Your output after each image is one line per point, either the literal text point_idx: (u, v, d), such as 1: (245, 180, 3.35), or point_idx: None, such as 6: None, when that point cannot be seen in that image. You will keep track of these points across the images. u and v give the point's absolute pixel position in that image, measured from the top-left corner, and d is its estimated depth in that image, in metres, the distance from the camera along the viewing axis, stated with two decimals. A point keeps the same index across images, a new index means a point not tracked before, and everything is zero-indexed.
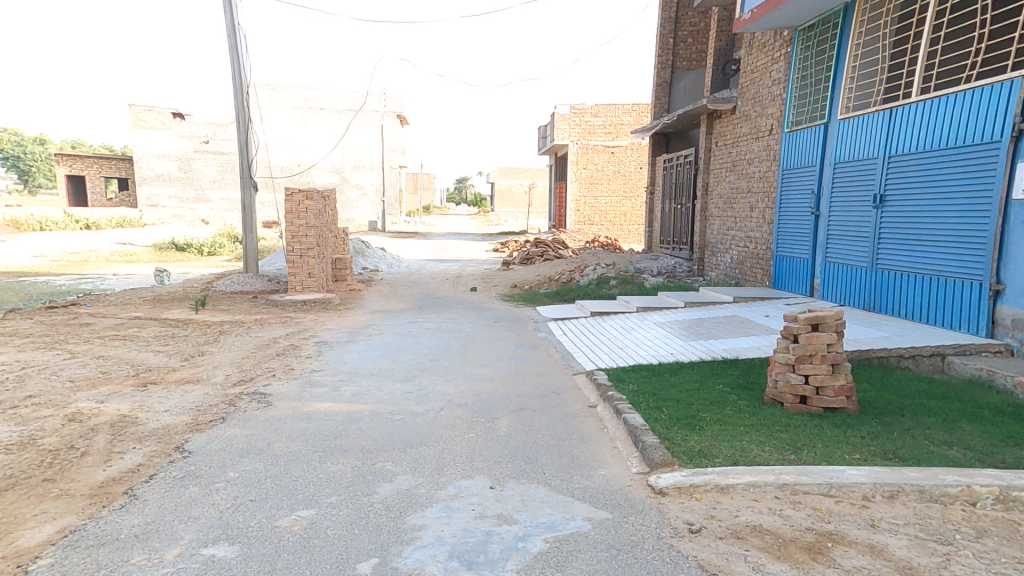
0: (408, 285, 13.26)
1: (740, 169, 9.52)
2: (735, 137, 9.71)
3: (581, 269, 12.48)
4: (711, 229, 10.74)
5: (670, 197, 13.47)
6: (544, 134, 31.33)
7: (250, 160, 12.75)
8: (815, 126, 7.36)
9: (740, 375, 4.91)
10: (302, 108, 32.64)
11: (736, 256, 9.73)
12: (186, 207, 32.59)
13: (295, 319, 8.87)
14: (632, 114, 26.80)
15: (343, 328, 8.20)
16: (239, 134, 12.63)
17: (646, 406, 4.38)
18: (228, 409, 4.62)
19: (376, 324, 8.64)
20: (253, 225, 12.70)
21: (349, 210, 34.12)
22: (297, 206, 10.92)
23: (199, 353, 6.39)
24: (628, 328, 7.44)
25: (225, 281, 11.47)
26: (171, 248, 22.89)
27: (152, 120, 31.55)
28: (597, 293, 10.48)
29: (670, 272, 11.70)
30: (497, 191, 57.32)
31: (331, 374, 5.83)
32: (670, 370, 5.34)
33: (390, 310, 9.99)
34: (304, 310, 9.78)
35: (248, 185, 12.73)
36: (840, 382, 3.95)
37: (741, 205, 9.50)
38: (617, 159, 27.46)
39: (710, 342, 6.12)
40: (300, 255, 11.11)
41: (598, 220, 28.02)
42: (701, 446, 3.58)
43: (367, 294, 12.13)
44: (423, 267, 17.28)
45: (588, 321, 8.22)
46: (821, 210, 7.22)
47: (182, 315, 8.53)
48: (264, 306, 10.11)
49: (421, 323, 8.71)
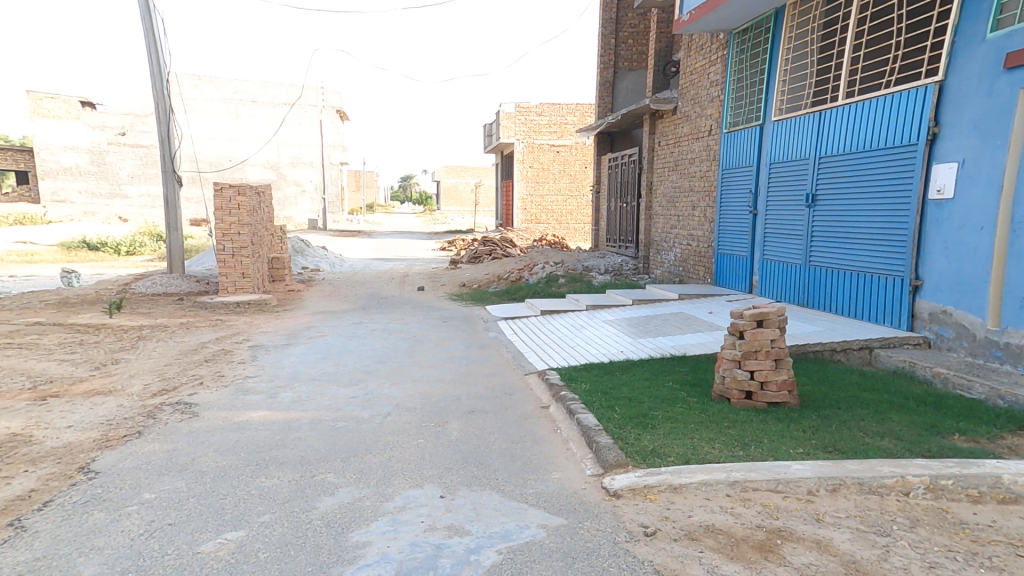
0: (352, 285, 12.77)
1: (682, 169, 9.78)
2: (677, 138, 9.97)
3: (530, 268, 12.45)
4: (656, 228, 10.98)
5: (616, 196, 13.70)
6: (489, 132, 31.25)
7: (174, 152, 11.84)
8: (751, 127, 7.63)
9: (688, 372, 4.98)
10: (234, 98, 30.84)
11: (680, 254, 10.00)
12: (99, 203, 30.01)
13: (227, 321, 8.28)
14: (576, 114, 27.17)
15: (280, 331, 7.73)
16: (159, 123, 11.68)
17: (599, 406, 4.36)
18: (146, 422, 4.18)
19: (317, 326, 8.21)
20: (178, 223, 11.83)
21: (288, 207, 32.64)
22: (227, 201, 10.23)
23: (113, 361, 5.80)
24: (578, 327, 7.45)
25: (146, 282, 10.58)
26: (81, 248, 20.97)
27: (57, 108, 28.80)
28: (546, 291, 10.48)
29: (618, 269, 11.88)
30: (444, 190, 56.66)
31: (266, 379, 5.44)
32: (620, 368, 5.35)
33: (332, 311, 9.55)
34: (237, 312, 9.17)
35: (172, 179, 11.81)
36: (783, 377, 4.05)
37: (684, 204, 9.77)
38: (562, 158, 27.75)
39: (658, 340, 6.19)
40: (232, 254, 10.41)
41: (544, 218, 28.23)
42: (653, 446, 3.57)
43: (307, 295, 11.56)
44: (368, 266, 16.73)
45: (538, 319, 8.18)
46: (758, 209, 7.49)
47: (93, 319, 7.75)
48: (192, 308, 9.39)
49: (366, 324, 8.35)
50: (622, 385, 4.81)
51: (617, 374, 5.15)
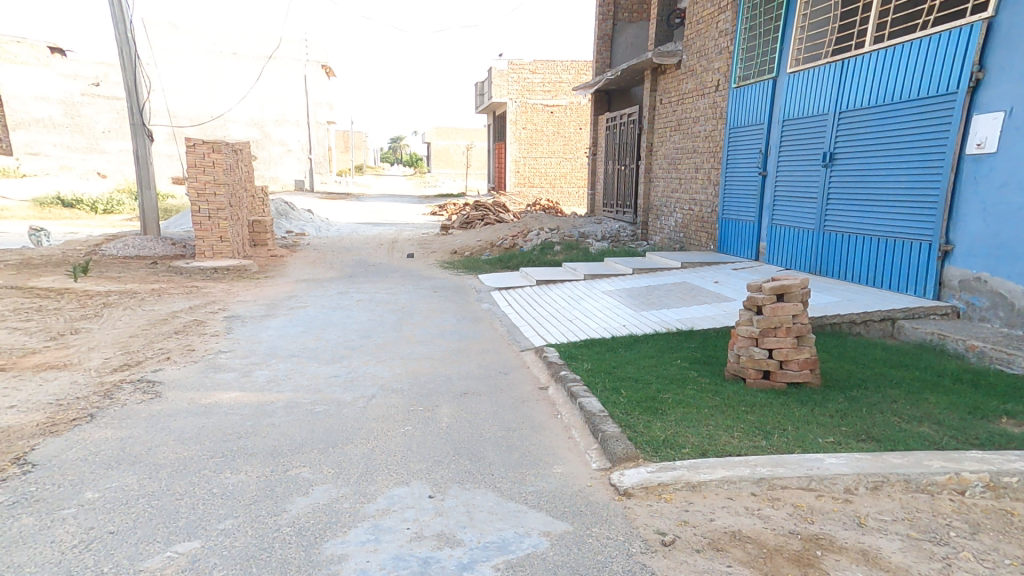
0: (338, 251, 12.23)
1: (686, 129, 9.21)
2: (680, 95, 9.35)
3: (524, 234, 11.96)
4: (656, 192, 10.49)
5: (613, 158, 13.10)
6: (481, 90, 30.06)
7: (142, 104, 11.02)
8: (763, 81, 7.06)
9: (697, 348, 4.61)
10: (212, 50, 29.22)
11: (681, 220, 9.55)
12: (76, 157, 28.70)
13: (202, 289, 7.77)
14: (572, 72, 26.09)
15: (259, 300, 7.26)
16: (124, 71, 10.81)
17: (603, 388, 3.99)
18: (101, 402, 3.75)
19: (299, 295, 7.74)
20: (150, 181, 11.15)
21: (272, 167, 31.46)
22: (201, 159, 9.56)
23: (72, 331, 5.32)
24: (576, 298, 7.04)
25: (117, 245, 9.98)
26: (55, 204, 19.93)
27: (23, 53, 26.81)
28: (541, 259, 10.05)
29: (615, 236, 11.43)
30: (434, 152, 55.16)
31: (241, 355, 5.01)
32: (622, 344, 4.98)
33: (316, 279, 9.06)
34: (215, 278, 8.66)
35: (141, 132, 11.03)
36: (805, 355, 3.61)
37: (686, 166, 9.26)
38: (557, 119, 26.80)
39: (663, 312, 5.80)
40: (208, 216, 9.80)
41: (537, 182, 27.45)
42: (665, 433, 3.20)
43: (290, 260, 11.03)
44: (355, 230, 16.13)
45: (533, 290, 7.78)
46: (768, 171, 7.01)
47: (56, 284, 7.20)
48: (166, 273, 8.84)
49: (352, 293, 7.89)
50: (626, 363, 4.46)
51: (620, 352, 4.78)
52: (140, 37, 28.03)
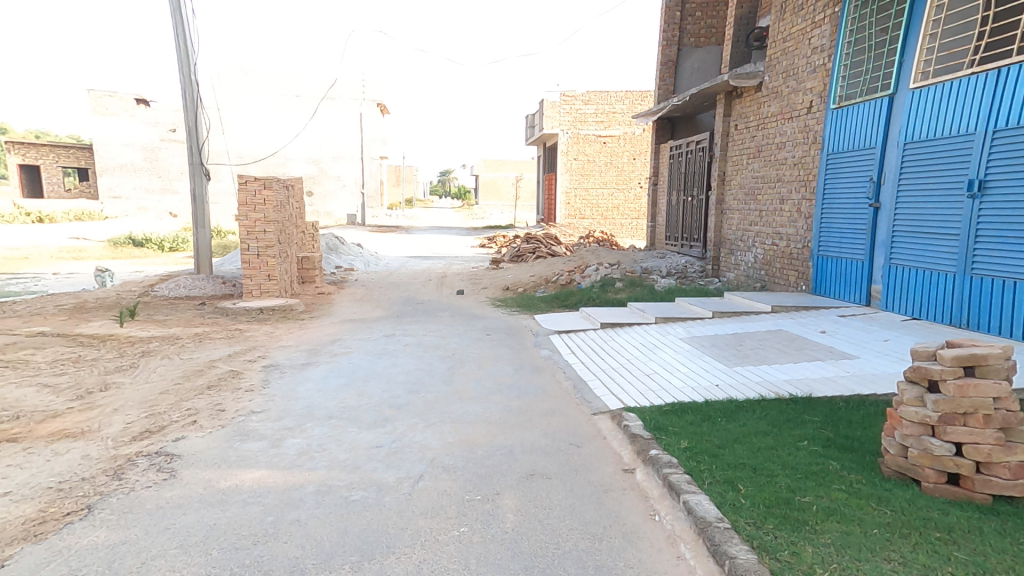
0: (387, 287, 11.91)
1: (767, 156, 8.34)
2: (760, 119, 8.51)
3: (581, 269, 11.20)
4: (731, 225, 9.68)
5: (677, 188, 12.27)
6: (532, 123, 30.03)
7: (201, 144, 11.17)
8: (875, 98, 6.10)
9: (824, 424, 3.56)
10: (275, 94, 31.07)
11: (762, 255, 8.57)
12: (154, 198, 30.44)
13: (246, 334, 7.44)
14: (626, 102, 25.55)
15: (301, 347, 6.81)
16: (186, 112, 11.01)
17: (714, 480, 3.02)
18: (106, 487, 3.20)
19: (344, 339, 7.26)
20: (205, 220, 11.20)
21: (328, 202, 32.42)
22: (253, 197, 9.50)
23: (102, 388, 4.94)
24: (650, 347, 6.11)
25: (170, 284, 9.99)
26: (127, 244, 20.99)
27: (114, 106, 29.40)
28: (602, 298, 9.26)
29: (681, 273, 10.53)
30: (483, 184, 55.77)
31: (274, 417, 4.43)
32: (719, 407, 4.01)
33: (364, 319, 8.63)
34: (260, 320, 8.38)
35: (198, 172, 11.15)
36: (1021, 459, 2.54)
37: (768, 196, 8.32)
38: (609, 149, 26.19)
39: (765, 369, 4.78)
40: (257, 254, 9.65)
41: (589, 213, 26.77)
42: (825, 569, 2.21)
43: (338, 298, 10.74)
44: (404, 265, 15.92)
45: (599, 335, 6.90)
46: (883, 201, 5.99)
47: (102, 329, 7.03)
48: (212, 315, 8.64)
49: (399, 337, 7.33)
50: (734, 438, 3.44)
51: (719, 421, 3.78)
52: (207, 90, 30.36)
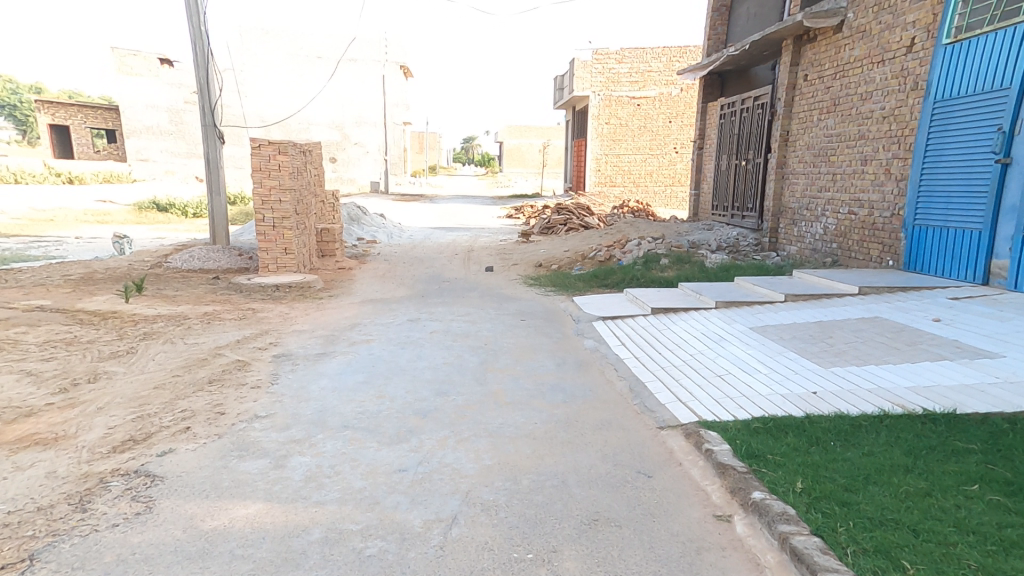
0: (410, 261, 11.22)
1: (846, 110, 7.18)
2: (840, 66, 7.34)
3: (621, 243, 10.27)
4: (794, 192, 8.60)
5: (727, 151, 11.11)
6: (561, 85, 28.47)
7: (213, 104, 10.43)
8: (1010, 25, 4.95)
9: (992, 457, 2.62)
10: (297, 55, 30.14)
11: (834, 226, 7.48)
12: (178, 162, 30.30)
13: (258, 315, 6.85)
14: (663, 59, 23.82)
15: (317, 332, 6.19)
16: (196, 68, 10.24)
17: (862, 548, 2.12)
18: (64, 523, 2.56)
19: (364, 324, 6.61)
20: (221, 187, 10.57)
21: (350, 169, 31.76)
22: (266, 162, 8.82)
23: (90, 379, 4.35)
24: (713, 338, 5.18)
25: (184, 255, 9.45)
26: (151, 209, 20.66)
27: (138, 66, 28.78)
28: (646, 276, 8.39)
29: (733, 247, 9.48)
30: (508, 151, 54.21)
31: (280, 426, 3.77)
32: (827, 418, 3.11)
33: (386, 300, 7.99)
34: (276, 298, 7.79)
35: (212, 134, 10.44)
36: None
37: (845, 158, 7.23)
38: (643, 112, 24.60)
39: (872, 369, 3.79)
40: (272, 224, 9.04)
41: (620, 180, 25.44)
42: None
43: (359, 273, 10.11)
44: (428, 236, 15.21)
45: (650, 323, 6.03)
46: (1015, 157, 4.91)
47: (105, 304, 6.50)
48: (225, 291, 8.07)
49: (424, 323, 6.63)
50: (869, 474, 2.56)
51: (836, 441, 2.91)
52: (223, 48, 29.46)
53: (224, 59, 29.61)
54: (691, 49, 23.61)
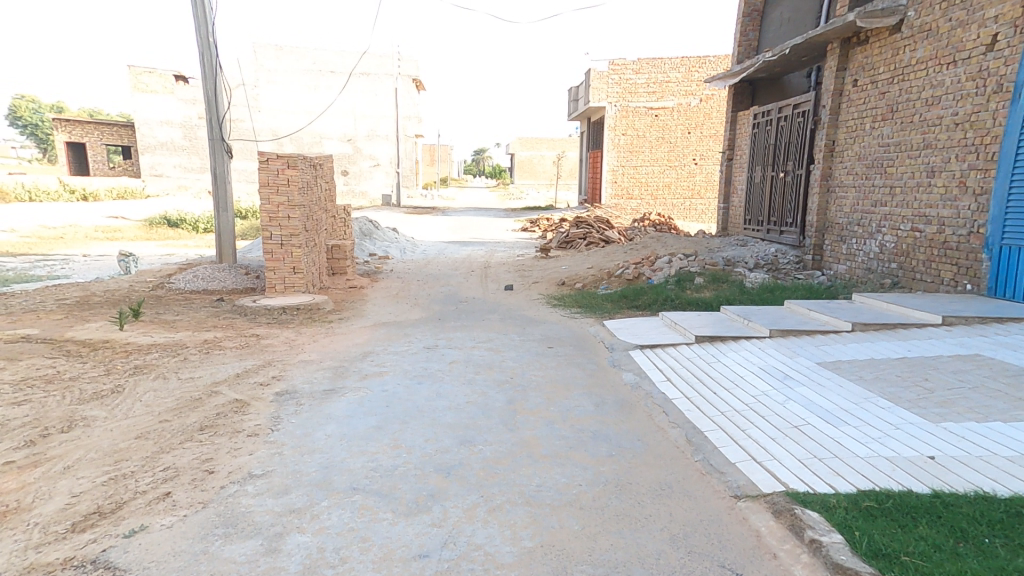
0: (425, 280, 10.71)
1: (905, 116, 6.69)
2: (898, 70, 6.83)
3: (650, 260, 9.64)
4: (842, 206, 7.99)
5: (761, 163, 10.53)
6: (575, 97, 28.10)
7: (221, 117, 10.04)
8: None
9: None
10: (311, 70, 30.19)
11: (893, 244, 6.88)
12: (192, 177, 30.33)
13: (263, 342, 6.33)
14: (681, 70, 23.30)
15: (326, 364, 5.63)
16: (204, 81, 9.85)
17: None
18: None
19: (377, 354, 6.05)
20: (228, 203, 10.13)
21: (363, 182, 31.58)
22: (275, 177, 8.39)
23: (64, 427, 3.80)
24: (777, 374, 4.50)
25: (188, 276, 9.02)
26: (162, 225, 20.37)
27: (153, 82, 28.96)
28: (681, 298, 7.78)
29: (772, 264, 8.91)
30: (520, 163, 53.93)
31: (277, 489, 3.18)
32: (969, 501, 2.45)
33: (401, 325, 7.44)
34: (283, 323, 7.29)
35: (220, 149, 10.03)
36: None
37: (904, 169, 6.70)
38: (661, 123, 24.04)
39: (996, 426, 3.10)
40: (280, 243, 8.55)
41: (637, 192, 24.84)
42: None
43: (371, 293, 9.61)
44: (443, 251, 14.72)
45: (698, 353, 5.37)
46: None
47: (97, 332, 6.02)
48: (228, 314, 7.57)
49: (443, 353, 6.04)
50: None
51: (992, 538, 2.22)
52: (231, 63, 29.57)
53: (233, 74, 29.52)
54: (710, 58, 23.08)
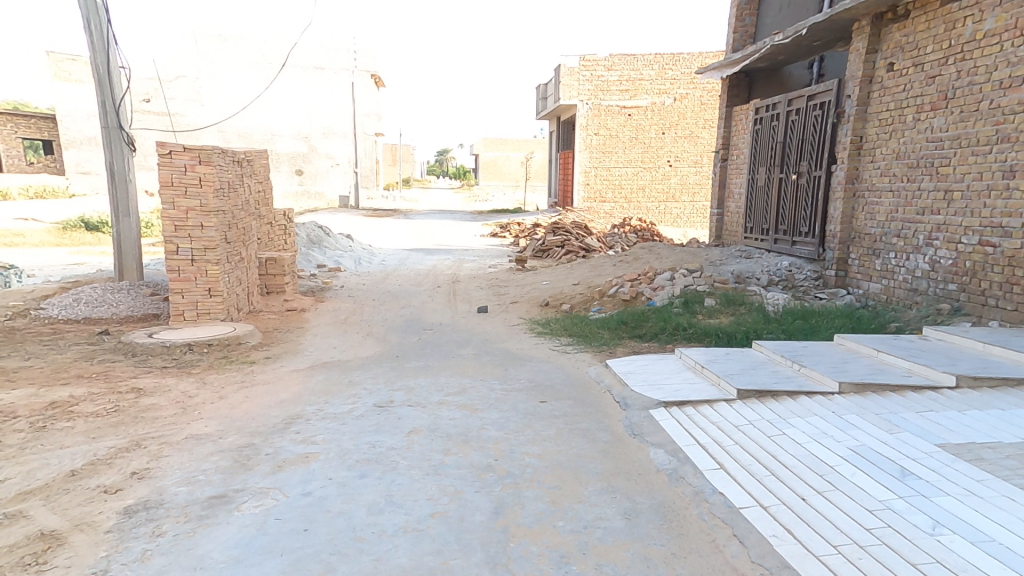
0: (382, 299, 9.03)
1: (966, 103, 5.52)
2: (954, 47, 5.66)
3: (648, 277, 8.31)
4: (874, 214, 6.77)
5: (763, 163, 9.36)
6: (544, 94, 26.80)
7: (118, 100, 8.12)
8: None
9: None
10: (259, 62, 27.96)
11: (949, 261, 5.68)
12: None
13: (142, 404, 4.54)
14: (654, 67, 22.33)
15: (226, 441, 3.92)
16: (93, 53, 7.91)
17: None
18: None
19: (305, 420, 4.37)
20: (130, 207, 8.32)
21: (319, 182, 29.28)
22: (182, 176, 6.56)
23: None
24: (890, 463, 3.07)
25: (65, 300, 7.11)
26: (79, 227, 17.75)
27: (77, 71, 26.02)
28: (694, 327, 6.42)
29: (786, 280, 7.72)
30: (485, 165, 52.31)
31: None
32: None
33: (345, 368, 5.78)
34: (185, 369, 5.51)
35: (118, 139, 8.14)
36: None
37: (967, 169, 5.51)
38: (635, 123, 22.98)
39: None
40: (190, 258, 6.75)
41: (610, 195, 23.67)
42: None
43: (313, 317, 7.89)
44: (404, 261, 13.01)
45: (750, 419, 3.91)
46: None
47: None
48: (108, 356, 5.72)
49: (399, 419, 4.42)
50: None
51: None
52: (145, 60, 26.43)
53: (147, 69, 26.66)
54: (684, 55, 22.14)
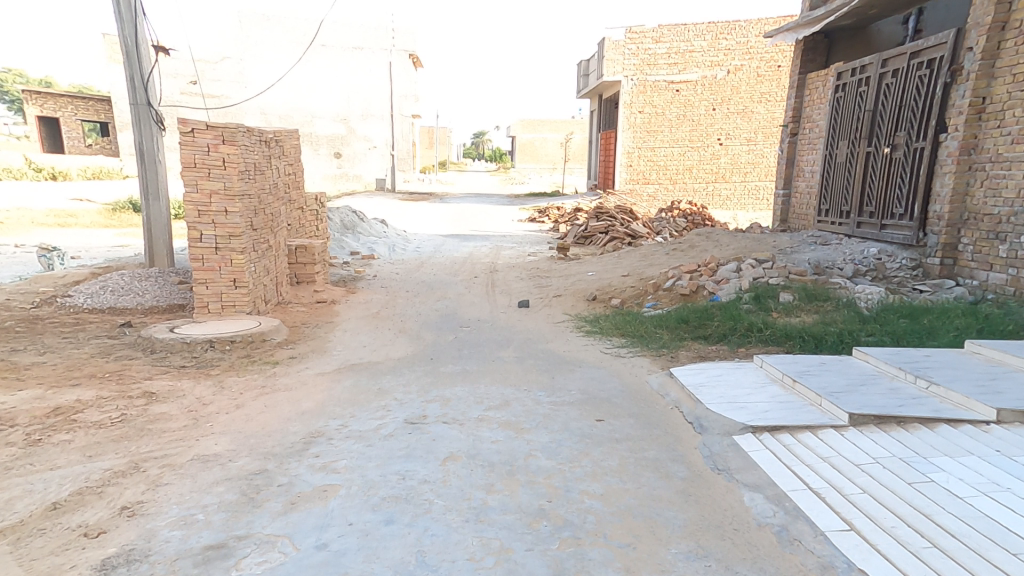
0: (416, 289, 8.44)
1: None
2: None
3: (709, 269, 7.37)
4: (997, 189, 5.71)
5: (845, 136, 8.23)
6: (586, 71, 25.52)
7: (148, 75, 7.69)
8: None
9: None
10: (297, 43, 27.74)
11: None
12: None
13: (152, 413, 4.07)
14: (707, 37, 20.79)
15: (235, 466, 3.38)
16: (120, 25, 7.48)
17: None
18: None
19: (326, 439, 3.79)
20: (160, 189, 7.95)
21: (356, 164, 29.03)
22: (205, 156, 6.06)
23: None
24: None
25: (91, 288, 6.84)
26: (129, 208, 18.09)
27: None
28: (771, 328, 5.48)
29: (876, 271, 6.66)
30: (520, 147, 51.16)
31: None
32: None
33: (373, 372, 5.18)
34: (204, 370, 5.04)
35: (147, 117, 7.73)
36: None
37: None
38: (683, 99, 21.52)
39: None
40: (214, 246, 6.28)
41: (655, 177, 22.39)
42: None
43: (344, 310, 7.36)
44: (439, 248, 12.40)
45: (875, 456, 3.04)
46: None
47: None
48: (126, 352, 5.33)
49: (432, 441, 3.77)
50: None
51: None
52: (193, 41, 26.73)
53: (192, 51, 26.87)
54: (741, 24, 20.48)
